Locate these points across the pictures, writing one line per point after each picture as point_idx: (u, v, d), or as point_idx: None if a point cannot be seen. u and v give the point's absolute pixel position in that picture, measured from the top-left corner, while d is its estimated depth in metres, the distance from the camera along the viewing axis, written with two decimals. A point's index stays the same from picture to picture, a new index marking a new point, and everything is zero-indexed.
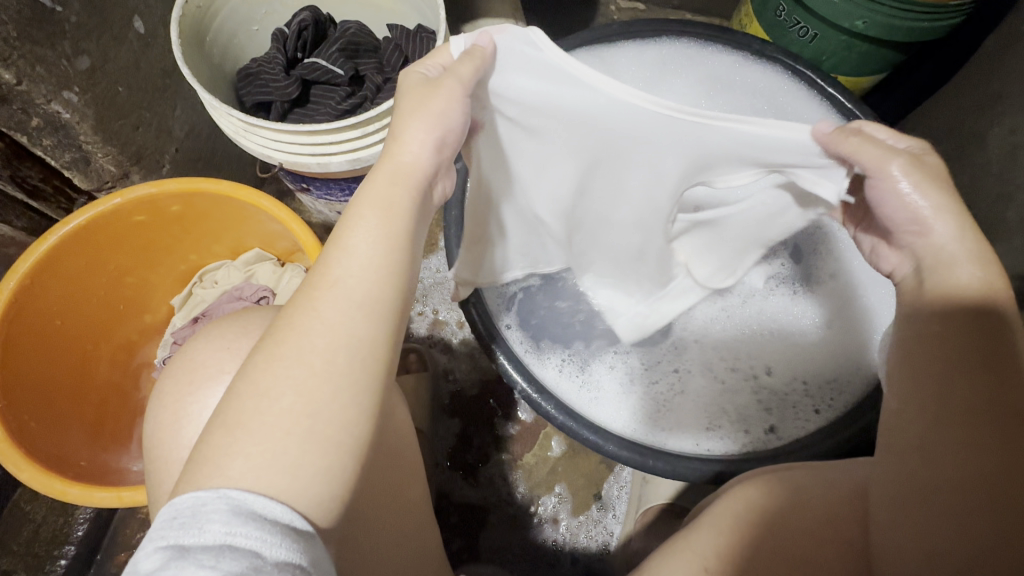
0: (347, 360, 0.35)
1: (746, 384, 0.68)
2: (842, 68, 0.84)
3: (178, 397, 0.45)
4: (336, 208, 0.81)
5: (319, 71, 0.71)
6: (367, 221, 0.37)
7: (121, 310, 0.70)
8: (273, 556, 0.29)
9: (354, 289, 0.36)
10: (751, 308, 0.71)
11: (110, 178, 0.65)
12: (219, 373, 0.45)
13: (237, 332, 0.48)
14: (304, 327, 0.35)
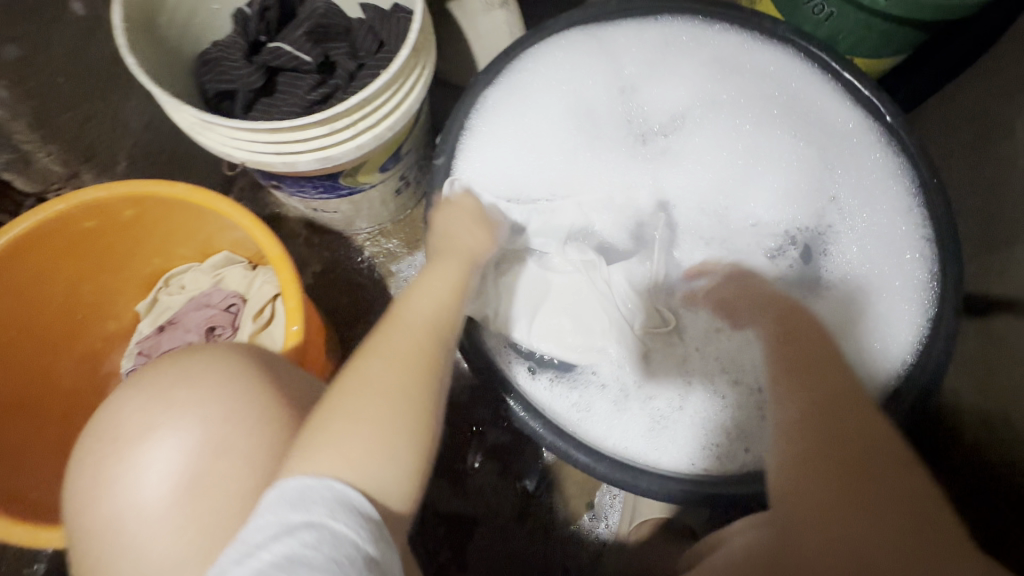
0: (408, 401, 0.43)
1: (750, 399, 0.64)
2: (859, 48, 0.77)
3: (115, 445, 0.42)
4: (311, 205, 0.75)
5: (284, 57, 0.64)
6: (430, 293, 0.51)
7: (79, 320, 0.65)
8: (361, 547, 0.37)
9: (413, 344, 0.47)
10: (755, 317, 0.68)
11: (58, 179, 0.60)
12: (151, 425, 0.42)
13: (172, 375, 0.44)
14: (373, 372, 0.44)
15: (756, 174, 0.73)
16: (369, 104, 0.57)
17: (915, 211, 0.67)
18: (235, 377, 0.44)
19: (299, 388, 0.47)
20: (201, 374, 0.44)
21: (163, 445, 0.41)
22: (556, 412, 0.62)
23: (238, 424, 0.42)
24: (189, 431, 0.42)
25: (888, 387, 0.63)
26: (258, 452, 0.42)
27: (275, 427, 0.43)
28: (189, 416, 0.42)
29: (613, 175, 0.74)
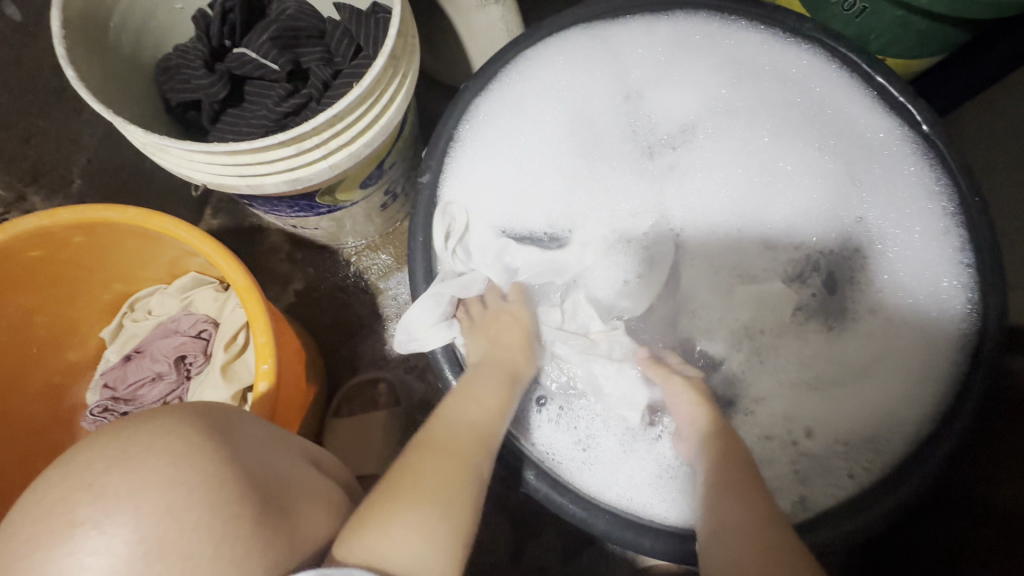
0: (464, 505, 0.46)
1: (781, 452, 0.59)
2: (892, 48, 0.69)
3: (35, 544, 0.35)
4: (288, 221, 0.69)
5: (250, 65, 0.58)
6: (478, 395, 0.53)
7: (35, 353, 0.60)
8: None
9: (462, 448, 0.49)
10: (787, 359, 0.62)
11: (2, 204, 0.54)
12: (74, 523, 0.36)
13: (104, 460, 0.38)
14: (427, 477, 0.46)
15: (777, 191, 0.66)
16: (339, 119, 0.51)
17: (954, 232, 0.60)
18: (182, 458, 0.39)
19: (256, 455, 0.43)
20: (141, 456, 0.38)
21: (95, 546, 0.35)
22: (555, 462, 0.57)
23: (189, 518, 0.37)
24: (126, 529, 0.36)
25: (923, 434, 0.56)
26: (212, 552, 0.37)
27: (234, 515, 0.38)
28: (126, 509, 0.36)
29: (616, 200, 0.67)
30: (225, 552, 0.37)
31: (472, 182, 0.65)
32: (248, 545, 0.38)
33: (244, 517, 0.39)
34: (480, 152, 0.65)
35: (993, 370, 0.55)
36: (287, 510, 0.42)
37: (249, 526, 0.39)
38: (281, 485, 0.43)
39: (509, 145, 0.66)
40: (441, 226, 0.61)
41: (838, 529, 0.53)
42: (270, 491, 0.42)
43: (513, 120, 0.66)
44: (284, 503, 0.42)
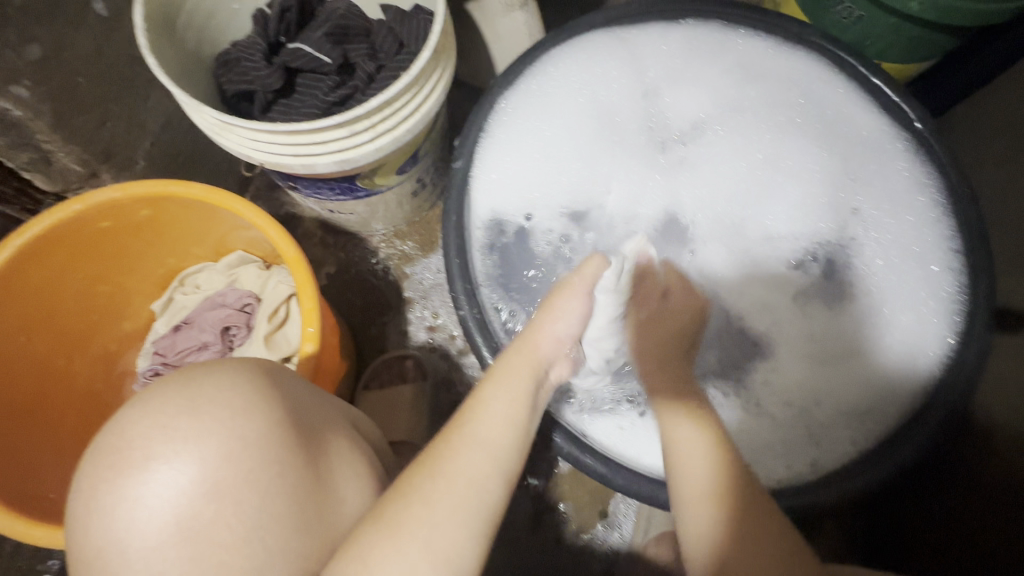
0: (458, 535, 0.42)
1: (797, 422, 0.63)
2: (888, 52, 0.74)
3: (117, 467, 0.38)
4: (327, 206, 0.75)
5: (304, 58, 0.64)
6: (495, 406, 0.49)
7: (94, 320, 0.65)
8: None
9: (477, 469, 0.45)
10: (804, 330, 0.66)
11: (77, 179, 0.60)
12: (148, 457, 0.38)
13: (176, 404, 0.39)
14: (415, 504, 0.42)
15: (779, 186, 0.71)
16: (386, 105, 0.56)
17: (944, 222, 0.65)
18: (239, 416, 0.40)
19: (308, 416, 0.44)
20: (208, 406, 0.39)
21: (166, 479, 0.38)
22: (596, 436, 0.61)
23: (244, 464, 0.39)
24: (192, 468, 0.38)
25: (916, 403, 0.61)
26: (258, 503, 0.39)
27: (280, 472, 0.39)
28: (193, 451, 0.38)
29: (635, 187, 0.72)
30: (269, 505, 0.39)
31: (504, 174, 0.71)
32: (289, 502, 0.40)
33: (286, 478, 0.40)
34: (507, 146, 0.71)
35: (983, 349, 0.60)
36: (325, 472, 0.42)
37: (289, 487, 0.40)
38: (327, 449, 0.44)
39: (531, 140, 0.72)
40: (479, 232, 0.68)
41: (832, 490, 0.58)
42: (316, 452, 0.42)
43: (532, 119, 0.72)
44: (324, 467, 0.43)
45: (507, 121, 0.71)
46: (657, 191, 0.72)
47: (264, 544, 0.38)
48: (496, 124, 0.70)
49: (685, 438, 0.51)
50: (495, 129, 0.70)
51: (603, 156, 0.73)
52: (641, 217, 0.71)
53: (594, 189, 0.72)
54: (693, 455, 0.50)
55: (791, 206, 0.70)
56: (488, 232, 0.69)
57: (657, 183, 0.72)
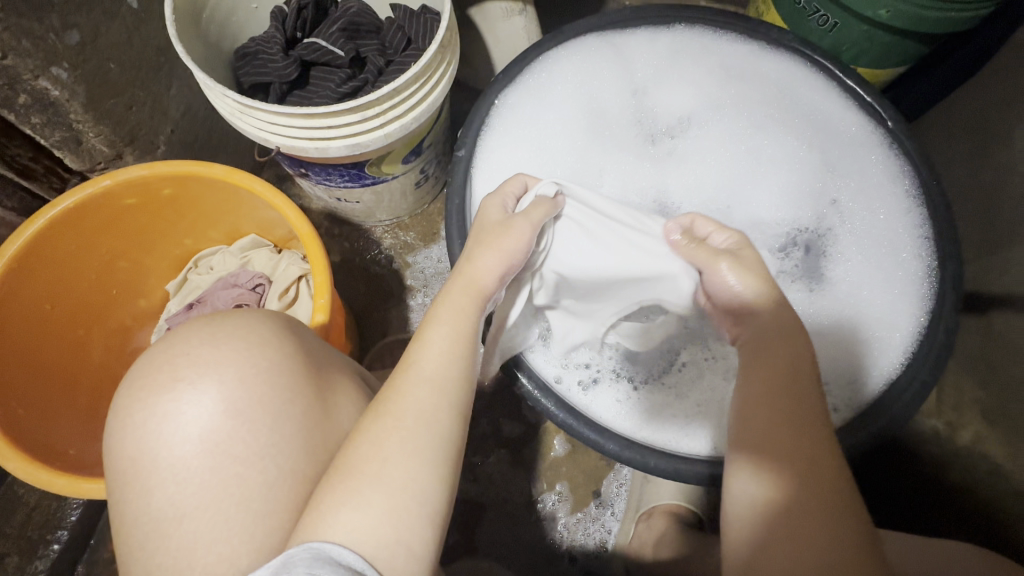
0: (414, 467, 0.42)
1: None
2: (863, 58, 0.80)
3: (146, 392, 0.42)
4: (335, 193, 0.79)
5: (319, 52, 0.69)
6: (437, 343, 0.48)
7: (113, 293, 0.68)
8: (348, 560, 0.38)
9: (429, 402, 0.45)
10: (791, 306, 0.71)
11: (103, 159, 0.64)
12: (177, 379, 0.42)
13: (200, 342, 0.43)
14: (372, 446, 0.42)
15: (763, 175, 0.76)
16: (396, 94, 0.61)
17: (916, 212, 0.69)
18: (260, 350, 0.43)
19: (319, 358, 0.48)
20: (228, 339, 0.43)
21: (191, 399, 0.41)
22: (595, 411, 0.64)
23: (261, 406, 0.42)
24: (214, 391, 0.41)
25: (894, 375, 0.64)
26: (272, 424, 0.42)
27: (292, 399, 0.43)
28: (215, 392, 0.41)
29: (625, 177, 0.77)
30: (281, 427, 0.42)
31: (496, 161, 0.74)
32: (299, 425, 0.43)
33: (297, 404, 0.43)
34: (502, 136, 0.74)
35: (952, 327, 0.63)
36: (332, 405, 0.46)
37: (299, 413, 0.43)
38: (334, 386, 0.47)
39: (525, 131, 0.76)
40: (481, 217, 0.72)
41: None
42: (324, 386, 0.46)
43: (527, 112, 0.76)
44: (332, 401, 0.46)
45: (504, 113, 0.74)
46: (644, 181, 0.77)
47: (278, 462, 0.41)
48: (493, 118, 0.74)
49: (741, 479, 0.49)
50: (493, 122, 0.74)
51: (593, 148, 0.77)
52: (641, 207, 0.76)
53: (589, 179, 0.76)
54: (755, 493, 0.48)
55: (773, 198, 0.75)
56: None
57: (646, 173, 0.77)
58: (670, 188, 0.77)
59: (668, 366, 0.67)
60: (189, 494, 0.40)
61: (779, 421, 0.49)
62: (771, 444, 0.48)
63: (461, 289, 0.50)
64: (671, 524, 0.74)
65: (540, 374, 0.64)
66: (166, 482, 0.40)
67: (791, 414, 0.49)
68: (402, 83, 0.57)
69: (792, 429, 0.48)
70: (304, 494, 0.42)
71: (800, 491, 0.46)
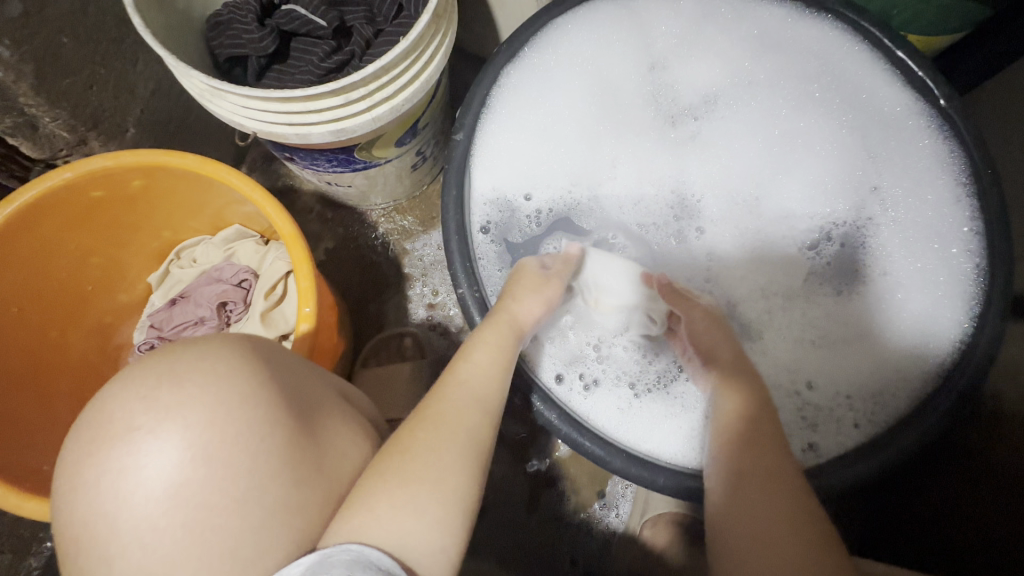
0: (447, 475, 0.44)
1: (789, 402, 0.62)
2: (916, 24, 0.70)
3: (99, 442, 0.37)
4: (324, 178, 0.73)
5: (298, 21, 0.63)
6: (484, 364, 0.52)
7: (88, 291, 0.64)
8: (384, 563, 0.38)
9: (472, 417, 0.48)
10: (819, 307, 0.65)
11: (65, 146, 0.58)
12: (131, 428, 0.37)
13: (155, 374, 0.38)
14: (405, 461, 0.44)
15: (794, 162, 0.69)
16: (384, 72, 0.54)
17: (967, 202, 0.61)
18: (227, 383, 0.39)
19: (297, 382, 0.44)
20: (190, 373, 0.39)
21: (149, 449, 0.36)
22: (597, 420, 0.60)
23: (238, 447, 0.38)
24: (176, 439, 0.37)
25: (928, 388, 0.59)
26: (248, 466, 0.38)
27: (270, 432, 0.39)
28: (178, 438, 0.37)
29: (641, 165, 0.69)
30: (260, 466, 0.38)
31: (500, 146, 0.67)
32: (282, 461, 0.39)
33: (275, 439, 0.39)
34: (506, 116, 0.67)
35: (997, 336, 0.56)
36: (321, 434, 0.43)
37: (282, 449, 0.39)
38: (319, 409, 0.44)
39: (534, 110, 0.68)
40: (481, 210, 0.66)
41: (836, 476, 0.56)
42: (307, 413, 0.42)
43: (536, 89, 0.68)
44: (319, 427, 0.43)
45: (508, 90, 0.67)
46: (659, 165, 0.70)
47: (262, 503, 0.38)
48: (498, 97, 0.66)
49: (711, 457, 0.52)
50: (495, 100, 0.66)
51: (606, 129, 0.70)
52: (661, 195, 0.69)
53: (600, 165, 0.69)
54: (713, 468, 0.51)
55: (807, 186, 0.68)
56: (492, 210, 0.66)
57: (665, 157, 0.70)
58: (690, 174, 0.69)
59: (678, 373, 0.62)
60: (157, 554, 0.36)
61: (732, 399, 0.54)
62: (723, 421, 0.53)
63: (501, 319, 0.55)
64: (678, 532, 0.71)
65: (545, 383, 0.60)
66: (129, 544, 0.36)
67: (749, 400, 0.54)
68: (387, 61, 0.50)
69: (745, 407, 0.53)
70: (291, 532, 0.39)
71: (761, 465, 0.49)
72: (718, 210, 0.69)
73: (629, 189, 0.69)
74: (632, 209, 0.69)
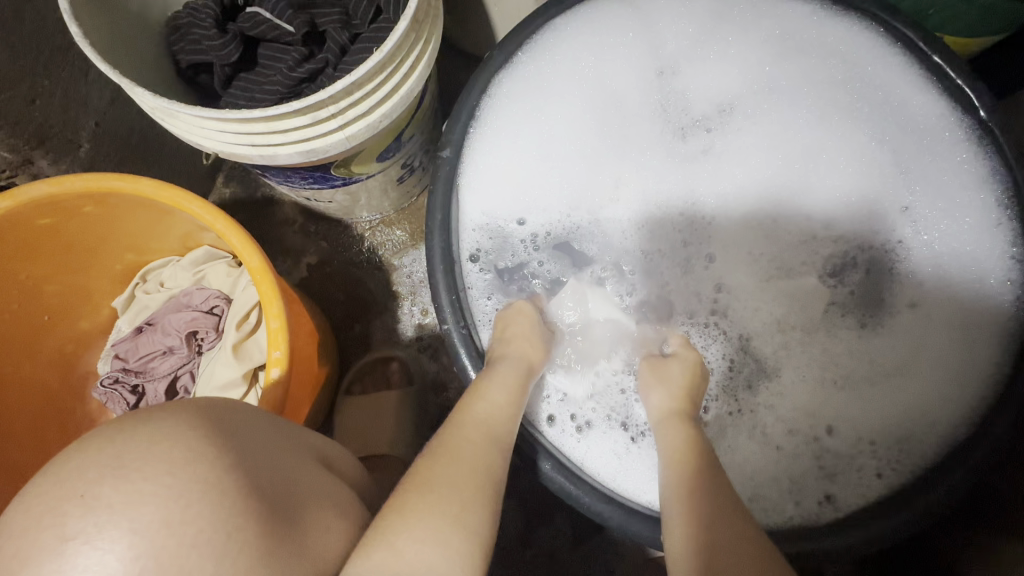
0: (465, 516, 0.43)
1: (806, 449, 0.56)
2: (953, 24, 0.62)
3: (22, 558, 0.31)
4: (302, 193, 0.67)
5: (264, 25, 0.56)
6: (489, 403, 0.50)
7: (44, 322, 0.59)
8: None
9: (485, 457, 0.47)
10: (843, 343, 0.58)
11: (8, 166, 0.54)
12: (65, 536, 0.31)
13: (100, 465, 0.33)
14: (424, 498, 0.44)
15: (817, 179, 0.61)
16: (358, 86, 0.48)
17: (1009, 225, 0.55)
18: (182, 470, 0.34)
19: (258, 450, 0.39)
20: (135, 460, 0.33)
21: (89, 564, 0.31)
22: (593, 468, 0.55)
23: (196, 549, 0.33)
24: (121, 546, 0.31)
25: (960, 434, 0.53)
26: (214, 571, 0.33)
27: (237, 527, 0.34)
28: (126, 547, 0.31)
29: (645, 182, 0.63)
30: (228, 568, 0.33)
31: (493, 162, 0.61)
32: (252, 561, 0.34)
33: (245, 533, 0.34)
34: (499, 129, 0.61)
35: None
36: (292, 515, 0.38)
37: (252, 544, 0.34)
38: (286, 483, 0.39)
39: (529, 121, 0.62)
40: (469, 234, 0.60)
41: (858, 533, 0.51)
42: (272, 493, 0.37)
43: (532, 98, 0.62)
44: (290, 508, 0.38)
45: (501, 100, 0.61)
46: (665, 181, 0.63)
47: None
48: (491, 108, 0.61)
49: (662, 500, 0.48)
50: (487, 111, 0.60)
51: (609, 141, 0.63)
52: (668, 216, 0.63)
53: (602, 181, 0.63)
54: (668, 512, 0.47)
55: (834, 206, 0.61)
56: (483, 234, 0.61)
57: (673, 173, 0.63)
58: (700, 192, 0.63)
59: None
60: None
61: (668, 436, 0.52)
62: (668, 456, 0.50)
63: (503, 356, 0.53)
64: None
65: (537, 429, 0.56)
66: None
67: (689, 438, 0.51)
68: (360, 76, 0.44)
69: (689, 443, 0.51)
70: None
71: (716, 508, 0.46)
72: (733, 231, 0.62)
73: (634, 208, 0.63)
74: (635, 230, 0.63)
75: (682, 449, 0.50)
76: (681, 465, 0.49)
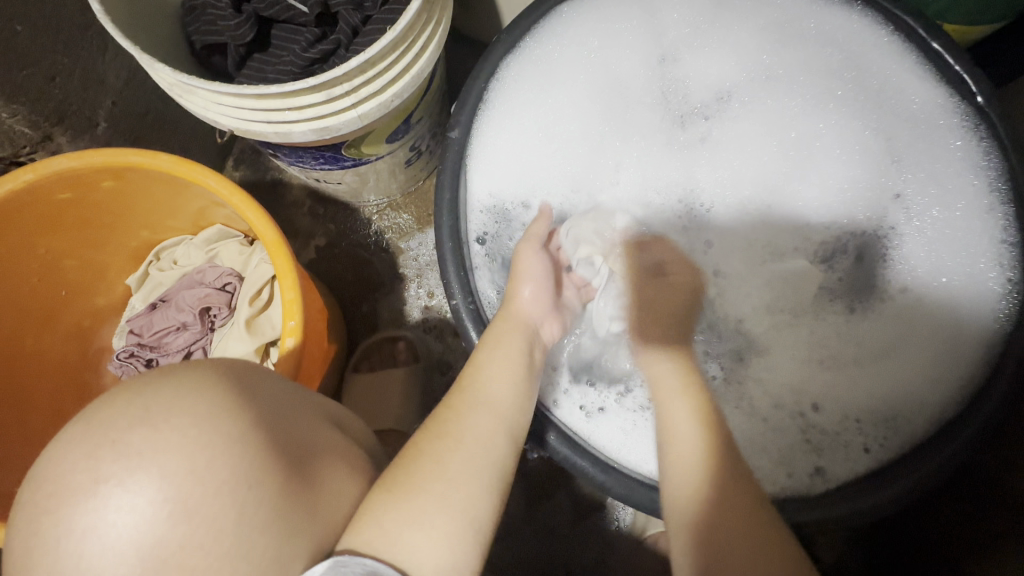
0: (471, 488, 0.45)
1: (793, 424, 0.58)
2: (952, 13, 0.63)
3: (55, 500, 0.33)
4: (312, 174, 0.68)
5: (278, 6, 0.58)
6: (494, 373, 0.52)
7: (62, 295, 0.61)
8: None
9: (494, 424, 0.49)
10: (837, 324, 0.59)
11: (28, 143, 0.55)
12: (96, 481, 0.33)
13: (130, 416, 0.34)
14: (430, 465, 0.45)
15: (813, 165, 0.63)
16: (371, 64, 0.49)
17: (1002, 212, 0.55)
18: (206, 424, 0.35)
19: (276, 411, 0.40)
20: (163, 413, 0.35)
21: (119, 508, 0.32)
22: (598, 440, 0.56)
23: (219, 499, 0.34)
24: (148, 492, 0.33)
25: (947, 413, 0.53)
26: (235, 520, 0.35)
27: (258, 480, 0.36)
28: (155, 493, 0.33)
29: (645, 167, 0.65)
30: (248, 517, 0.35)
31: (495, 147, 0.63)
32: (270, 511, 0.36)
33: (265, 486, 0.36)
34: (501, 115, 0.62)
35: None
36: (307, 474, 0.40)
37: (269, 497, 0.36)
38: (301, 444, 0.41)
39: (532, 109, 0.64)
40: (477, 218, 0.61)
41: (845, 504, 0.52)
42: (290, 452, 0.39)
43: (535, 86, 0.63)
44: (305, 466, 0.40)
45: (504, 86, 0.62)
46: (664, 167, 0.65)
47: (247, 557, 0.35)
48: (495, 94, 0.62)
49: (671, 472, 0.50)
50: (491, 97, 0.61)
51: (609, 127, 0.65)
52: (668, 200, 0.64)
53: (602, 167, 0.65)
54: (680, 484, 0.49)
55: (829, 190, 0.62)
56: (488, 215, 0.62)
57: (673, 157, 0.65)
58: (697, 177, 0.64)
59: None
60: None
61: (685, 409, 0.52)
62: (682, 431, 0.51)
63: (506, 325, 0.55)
64: None
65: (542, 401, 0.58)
66: None
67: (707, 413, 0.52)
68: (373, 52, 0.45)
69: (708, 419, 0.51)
70: None
71: (731, 484, 0.48)
72: (731, 215, 0.64)
73: (634, 192, 0.65)
74: (634, 213, 0.64)
75: (688, 421, 0.51)
76: (681, 438, 0.50)
